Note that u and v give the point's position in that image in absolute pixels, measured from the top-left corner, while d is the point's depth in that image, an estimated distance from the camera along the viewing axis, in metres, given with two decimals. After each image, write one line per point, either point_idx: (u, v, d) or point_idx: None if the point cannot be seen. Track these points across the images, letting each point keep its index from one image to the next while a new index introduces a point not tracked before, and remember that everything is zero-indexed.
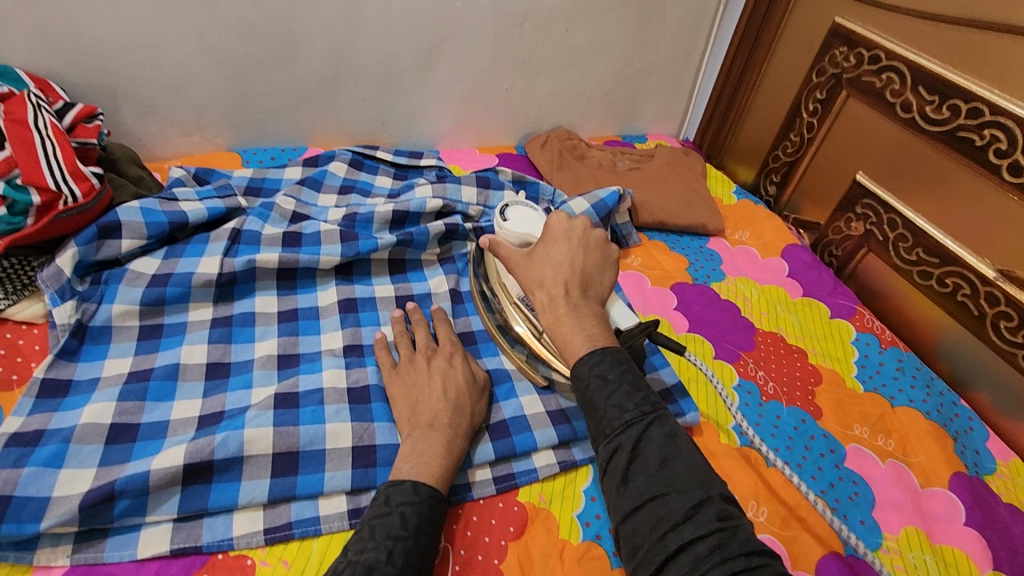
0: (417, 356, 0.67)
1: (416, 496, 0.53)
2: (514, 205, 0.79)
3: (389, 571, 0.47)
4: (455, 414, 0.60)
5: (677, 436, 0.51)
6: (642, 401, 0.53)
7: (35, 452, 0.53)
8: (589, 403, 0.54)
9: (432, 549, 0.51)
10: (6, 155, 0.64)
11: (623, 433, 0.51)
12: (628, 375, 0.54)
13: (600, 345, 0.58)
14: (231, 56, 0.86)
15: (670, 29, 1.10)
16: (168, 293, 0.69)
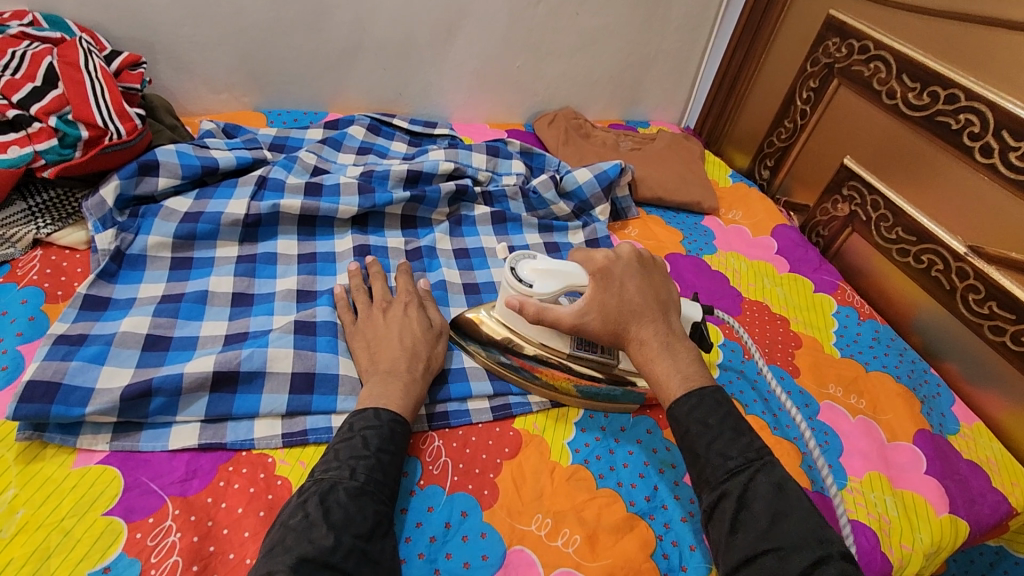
0: (374, 309, 0.69)
1: (377, 419, 0.56)
2: (516, 261, 0.67)
3: (351, 485, 0.50)
4: (410, 358, 0.63)
5: (786, 487, 0.50)
6: (745, 448, 0.52)
7: (81, 350, 0.59)
8: (690, 449, 0.53)
9: (395, 466, 0.54)
10: (59, 93, 0.71)
11: (729, 482, 0.50)
12: (730, 421, 0.53)
13: (696, 386, 0.56)
14: (262, 20, 0.92)
15: (676, 19, 1.16)
16: (199, 228, 0.75)
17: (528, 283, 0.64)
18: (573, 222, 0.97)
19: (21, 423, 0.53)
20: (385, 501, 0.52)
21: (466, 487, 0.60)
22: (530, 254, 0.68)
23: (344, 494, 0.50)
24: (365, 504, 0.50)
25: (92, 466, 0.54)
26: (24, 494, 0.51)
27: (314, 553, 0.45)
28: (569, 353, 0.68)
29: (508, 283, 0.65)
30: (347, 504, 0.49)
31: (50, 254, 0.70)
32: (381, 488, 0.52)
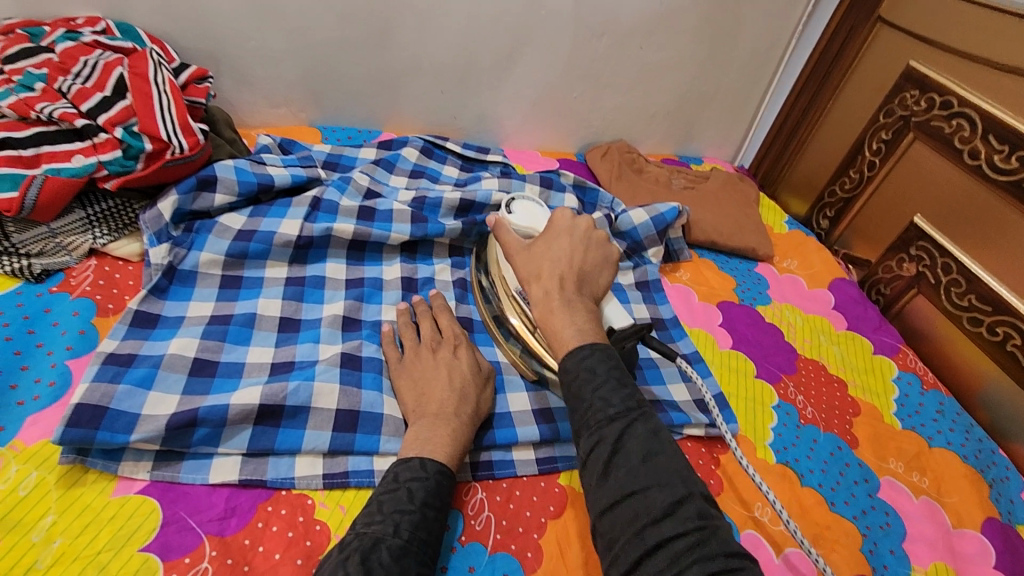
0: (422, 349, 0.67)
1: (424, 471, 0.53)
2: (517, 197, 0.79)
3: (395, 543, 0.48)
4: (460, 403, 0.60)
5: (660, 433, 0.50)
6: (626, 397, 0.52)
7: (129, 372, 0.58)
8: (576, 396, 0.53)
9: (437, 523, 0.52)
10: (126, 104, 0.70)
11: (608, 427, 0.50)
12: (616, 372, 0.54)
13: (590, 341, 0.57)
14: (327, 38, 0.92)
15: (741, 58, 1.13)
16: (252, 248, 0.74)
17: (508, 210, 0.75)
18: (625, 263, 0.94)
19: (66, 446, 0.52)
20: (427, 563, 0.49)
21: (508, 547, 0.57)
22: (534, 201, 0.79)
23: (388, 554, 0.47)
24: (408, 565, 0.47)
25: (131, 496, 0.52)
26: (62, 522, 0.49)
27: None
28: (513, 294, 0.72)
29: (501, 205, 0.77)
30: (390, 565, 0.46)
31: (104, 264, 0.70)
32: (423, 548, 0.49)
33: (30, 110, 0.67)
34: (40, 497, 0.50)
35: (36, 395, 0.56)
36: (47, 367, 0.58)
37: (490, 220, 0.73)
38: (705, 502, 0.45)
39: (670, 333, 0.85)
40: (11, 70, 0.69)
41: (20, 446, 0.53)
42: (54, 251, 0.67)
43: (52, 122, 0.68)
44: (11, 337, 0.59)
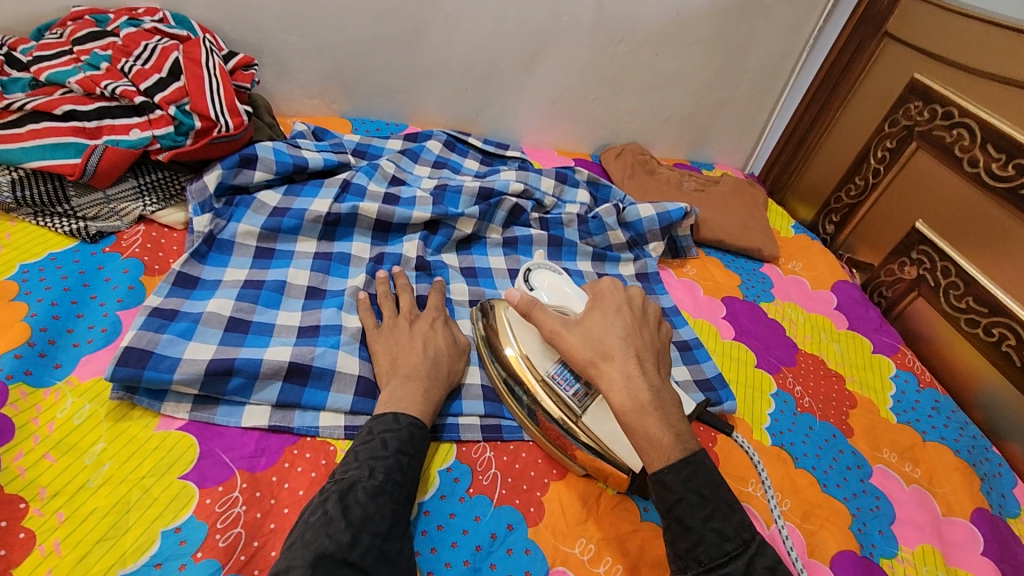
0: (400, 319, 0.70)
1: (397, 423, 0.57)
2: (538, 267, 0.72)
3: (370, 484, 0.51)
4: (430, 369, 0.64)
5: (779, 571, 0.46)
6: (740, 526, 0.48)
7: (172, 325, 0.64)
8: (680, 522, 0.48)
9: (412, 468, 0.55)
10: (180, 85, 0.77)
11: (726, 565, 0.46)
12: (724, 493, 0.49)
13: (690, 449, 0.50)
14: (362, 35, 0.98)
15: (753, 68, 1.18)
16: (285, 223, 0.79)
17: (531, 287, 0.69)
18: (625, 253, 0.98)
19: (116, 384, 0.57)
20: (403, 502, 0.53)
21: (513, 501, 0.61)
22: (554, 269, 0.72)
23: (364, 494, 0.50)
24: (383, 504, 0.50)
25: (173, 431, 0.58)
26: (110, 449, 0.55)
27: (333, 549, 0.45)
28: (546, 377, 0.64)
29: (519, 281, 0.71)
30: (366, 503, 0.49)
31: (151, 229, 0.76)
32: (399, 489, 0.53)
33: (96, 87, 0.74)
34: (92, 426, 0.55)
35: (91, 339, 0.62)
36: (100, 316, 0.64)
37: (513, 296, 0.64)
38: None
39: (672, 321, 0.89)
40: (80, 51, 0.77)
41: (76, 381, 0.58)
42: (107, 216, 0.74)
43: (114, 99, 0.75)
44: (69, 288, 0.65)
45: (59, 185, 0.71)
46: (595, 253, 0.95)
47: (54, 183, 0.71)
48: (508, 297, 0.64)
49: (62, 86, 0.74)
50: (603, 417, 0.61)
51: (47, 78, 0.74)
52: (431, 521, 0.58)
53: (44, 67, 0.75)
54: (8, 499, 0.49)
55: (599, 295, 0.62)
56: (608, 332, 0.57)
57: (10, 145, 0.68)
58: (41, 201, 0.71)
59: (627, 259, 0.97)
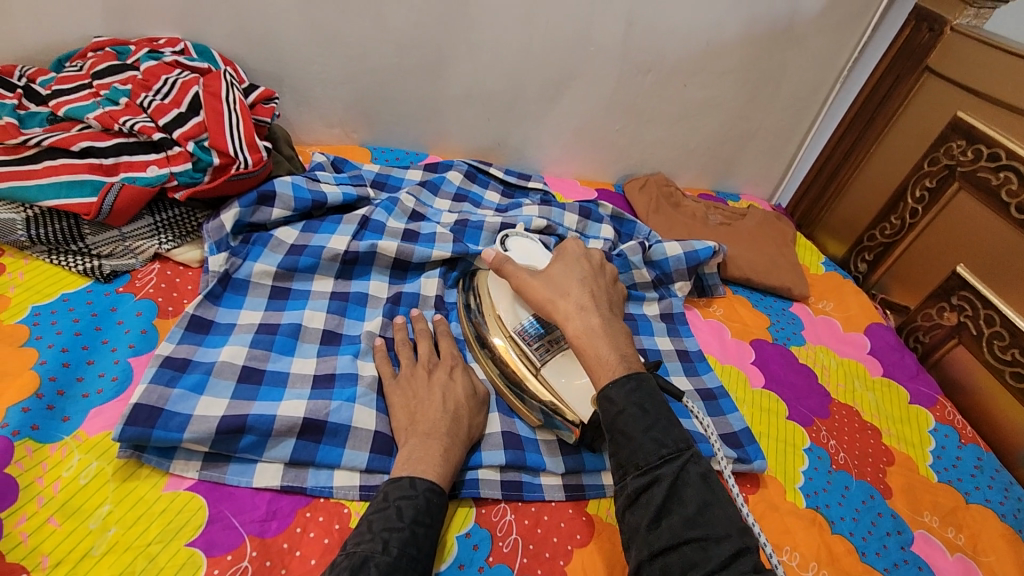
0: (418, 368, 0.67)
1: (413, 489, 0.54)
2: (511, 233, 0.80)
3: (384, 560, 0.48)
4: (451, 426, 0.61)
5: (710, 478, 0.50)
6: (678, 438, 0.51)
7: (183, 377, 0.61)
8: (621, 431, 0.52)
9: (429, 540, 0.52)
10: (199, 120, 0.75)
11: (661, 469, 0.49)
12: (664, 408, 0.53)
13: (635, 371, 0.55)
14: (385, 65, 0.96)
15: (783, 99, 1.14)
16: (302, 262, 0.77)
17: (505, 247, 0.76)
18: (651, 292, 0.95)
19: (125, 442, 0.54)
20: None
21: (535, 571, 0.58)
22: (528, 236, 0.80)
23: (376, 571, 0.47)
24: None
25: (181, 492, 0.55)
26: (116, 512, 0.52)
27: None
28: (513, 333, 0.70)
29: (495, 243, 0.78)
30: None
31: (166, 268, 0.74)
32: (414, 564, 0.50)
33: (114, 122, 0.73)
34: (98, 486, 0.53)
35: (101, 388, 0.60)
36: (111, 362, 0.62)
37: (489, 256, 0.70)
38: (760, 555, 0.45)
39: (696, 367, 0.86)
40: (99, 86, 0.75)
41: (84, 436, 0.56)
42: (122, 254, 0.72)
43: (132, 134, 0.74)
44: (80, 332, 0.64)
45: (74, 222, 0.69)
46: None
47: (69, 221, 0.69)
48: (484, 256, 0.71)
49: (81, 121, 0.73)
50: (562, 369, 0.66)
51: (65, 113, 0.73)
52: None
53: (63, 102, 0.74)
54: (8, 570, 0.47)
55: (563, 252, 0.68)
56: (568, 278, 0.63)
57: (26, 182, 0.67)
58: (56, 239, 0.69)
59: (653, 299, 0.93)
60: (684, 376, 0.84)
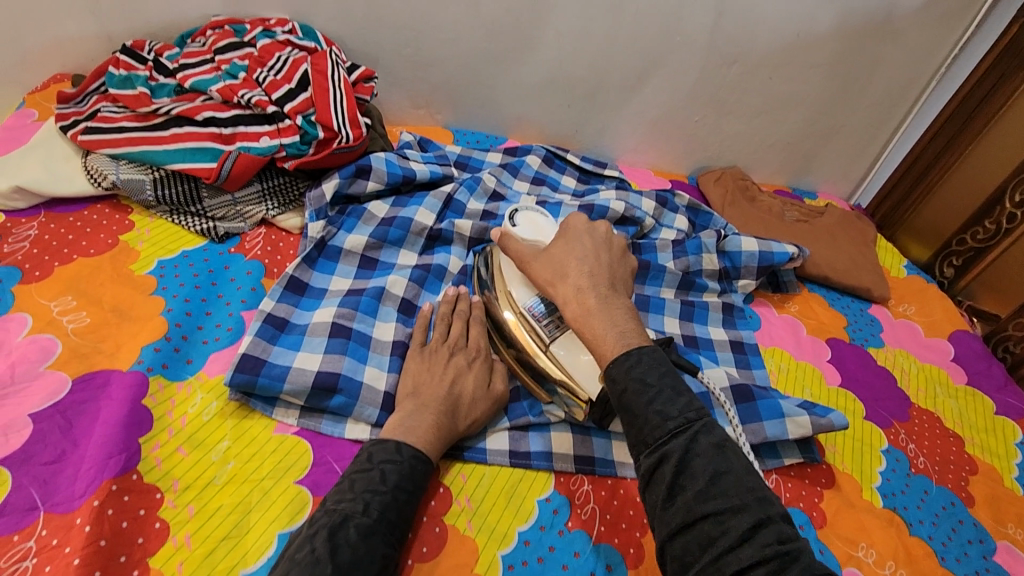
0: (441, 346, 0.67)
1: (399, 454, 0.55)
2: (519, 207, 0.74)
3: (363, 522, 0.49)
4: (447, 406, 0.61)
5: (726, 446, 0.45)
6: (686, 407, 0.47)
7: (283, 337, 0.66)
8: (627, 409, 0.48)
9: (408, 507, 0.53)
10: (308, 96, 0.80)
11: (669, 443, 0.45)
12: (669, 378, 0.49)
13: (634, 343, 0.53)
14: (474, 49, 0.99)
15: (872, 95, 1.11)
16: (391, 233, 0.80)
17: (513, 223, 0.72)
18: (714, 284, 0.93)
19: (233, 388, 0.59)
20: (393, 544, 0.51)
21: (612, 540, 0.60)
22: (538, 212, 0.75)
23: (355, 532, 0.49)
24: (374, 545, 0.49)
25: (289, 436, 0.60)
26: (234, 447, 0.57)
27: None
28: (524, 311, 0.68)
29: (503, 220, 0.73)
30: (356, 544, 0.48)
31: (271, 233, 0.79)
32: (393, 529, 0.51)
33: (234, 95, 0.78)
34: (217, 424, 0.58)
35: (217, 337, 0.65)
36: (227, 315, 0.68)
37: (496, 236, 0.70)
38: (786, 524, 0.41)
39: (750, 361, 0.84)
40: (221, 60, 0.81)
41: (205, 377, 0.62)
42: (233, 218, 0.78)
43: (248, 107, 0.79)
44: (200, 286, 0.70)
45: (193, 186, 0.76)
46: (684, 278, 0.91)
47: (189, 184, 0.76)
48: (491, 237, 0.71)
49: (204, 93, 0.79)
50: (570, 346, 0.65)
51: (191, 85, 0.79)
52: (530, 551, 0.57)
53: (189, 75, 0.80)
54: (145, 488, 0.52)
55: (566, 229, 0.66)
56: (567, 256, 0.62)
57: (156, 147, 0.74)
58: (177, 200, 0.76)
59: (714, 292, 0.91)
60: (732, 366, 0.83)
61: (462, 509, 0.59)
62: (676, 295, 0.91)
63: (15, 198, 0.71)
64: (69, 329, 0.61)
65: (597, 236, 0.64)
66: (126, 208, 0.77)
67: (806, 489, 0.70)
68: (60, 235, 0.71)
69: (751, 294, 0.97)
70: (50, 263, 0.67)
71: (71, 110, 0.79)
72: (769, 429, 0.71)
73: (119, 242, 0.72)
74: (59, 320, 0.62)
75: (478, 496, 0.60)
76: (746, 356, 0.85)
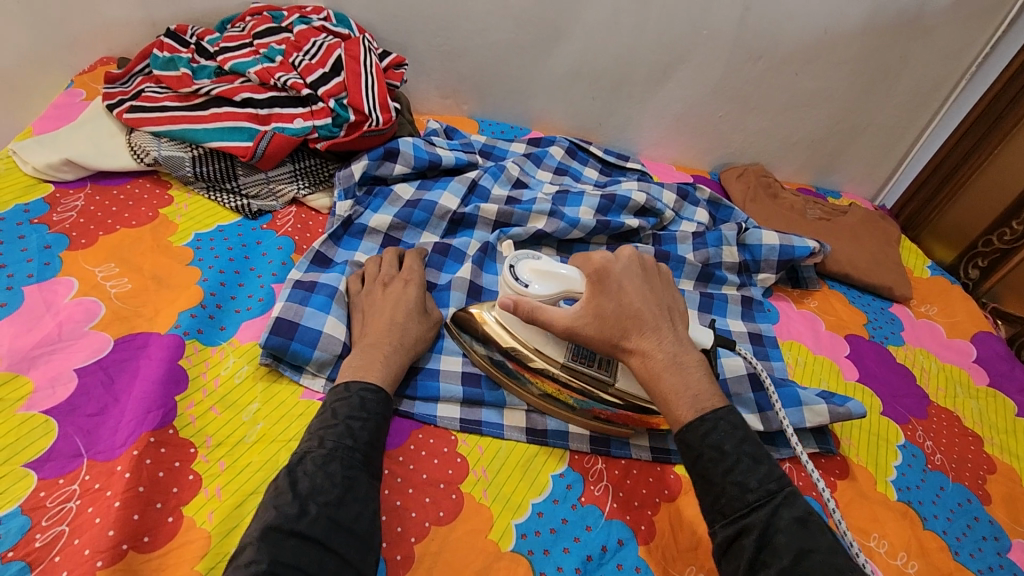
0: (375, 281, 0.71)
1: (348, 391, 0.57)
2: (516, 257, 0.63)
3: (319, 453, 0.51)
4: (395, 334, 0.63)
5: (808, 520, 0.47)
6: (765, 478, 0.49)
7: (313, 297, 0.68)
8: (704, 477, 0.51)
9: (367, 432, 0.54)
10: (340, 80, 0.83)
11: (749, 517, 0.48)
12: (747, 448, 0.51)
13: (709, 409, 0.53)
14: (502, 41, 1.01)
15: (900, 95, 1.10)
16: (415, 215, 0.83)
17: (524, 283, 0.61)
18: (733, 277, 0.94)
19: (266, 351, 0.62)
20: (358, 465, 0.51)
21: (623, 517, 0.61)
22: (532, 252, 0.64)
23: (311, 463, 0.50)
24: (334, 472, 0.50)
25: (315, 401, 0.62)
26: (263, 410, 0.60)
27: (279, 521, 0.45)
28: (565, 364, 0.63)
29: (504, 282, 0.62)
30: (314, 473, 0.49)
31: (301, 212, 0.82)
32: (351, 456, 0.51)
33: (270, 78, 0.81)
34: (248, 386, 0.61)
35: (249, 307, 0.68)
36: (258, 286, 0.71)
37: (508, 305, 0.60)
38: None
39: (768, 353, 0.85)
40: (259, 44, 0.84)
41: (237, 342, 0.64)
42: (266, 196, 0.81)
43: (284, 90, 0.82)
44: (233, 259, 0.73)
45: (230, 164, 0.79)
46: (703, 269, 0.91)
47: (227, 162, 0.79)
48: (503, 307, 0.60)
49: (242, 76, 0.83)
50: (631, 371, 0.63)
51: (230, 68, 0.82)
52: (543, 522, 0.59)
53: (228, 58, 0.83)
54: (180, 443, 0.55)
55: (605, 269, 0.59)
56: (634, 306, 0.58)
57: (196, 125, 0.77)
58: (214, 177, 0.79)
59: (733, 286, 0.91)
60: (751, 357, 0.84)
61: (478, 479, 0.61)
62: (696, 287, 0.91)
63: (64, 170, 0.75)
64: (111, 293, 0.65)
65: (634, 265, 0.61)
66: (166, 184, 0.80)
67: (819, 479, 0.71)
68: (104, 207, 0.74)
69: (770, 288, 0.97)
70: (95, 232, 0.71)
71: (117, 89, 0.83)
72: (787, 416, 0.71)
73: (159, 215, 0.75)
74: (103, 284, 0.65)
75: (494, 467, 0.62)
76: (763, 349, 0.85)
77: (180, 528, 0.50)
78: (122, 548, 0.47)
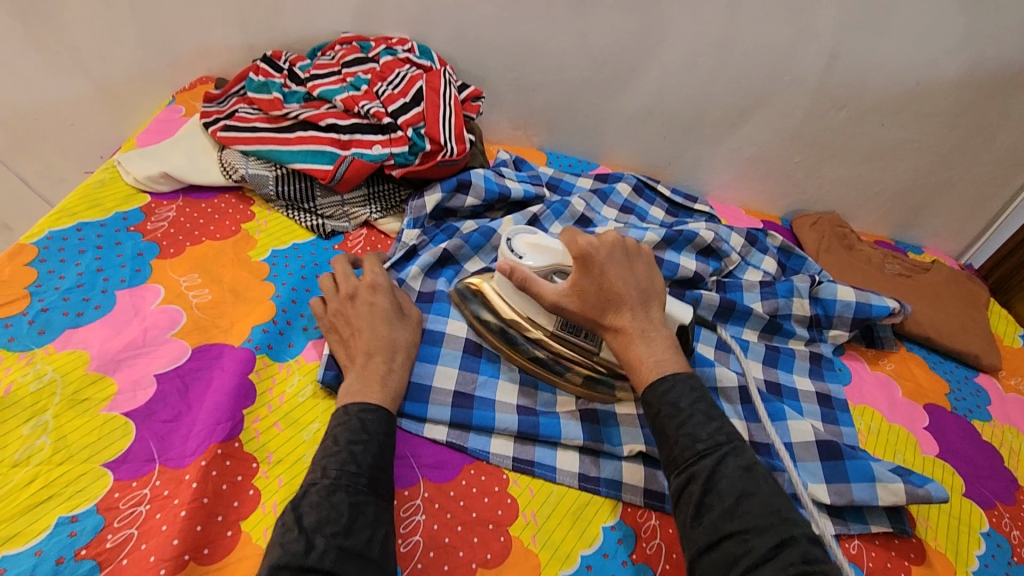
0: (340, 299, 0.66)
1: (345, 415, 0.56)
2: (513, 233, 0.68)
3: (322, 484, 0.50)
4: (384, 349, 0.62)
5: (753, 469, 0.50)
6: (715, 431, 0.52)
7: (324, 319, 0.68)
8: (661, 430, 0.54)
9: (368, 455, 0.53)
10: (420, 110, 0.85)
11: (697, 464, 0.51)
12: (701, 405, 0.54)
13: (670, 372, 0.57)
14: (577, 77, 1.02)
15: (997, 150, 1.04)
16: (471, 239, 0.82)
17: (519, 255, 0.65)
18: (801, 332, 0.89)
19: (327, 376, 0.63)
20: (364, 491, 0.50)
21: None
22: (527, 229, 0.70)
23: (315, 495, 0.49)
24: (338, 501, 0.49)
25: None
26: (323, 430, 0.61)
27: (286, 558, 0.44)
28: (553, 331, 0.68)
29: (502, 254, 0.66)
30: (319, 505, 0.48)
31: (372, 234, 0.85)
32: (355, 480, 0.50)
33: (355, 105, 0.85)
34: (311, 405, 0.62)
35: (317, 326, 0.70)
36: None
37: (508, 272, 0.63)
38: (809, 543, 0.46)
39: (838, 418, 0.80)
40: (346, 73, 0.89)
41: (303, 361, 0.66)
42: (340, 217, 0.84)
43: (366, 117, 0.85)
44: (305, 277, 0.75)
45: (309, 185, 0.83)
46: (770, 322, 0.88)
47: (306, 183, 0.83)
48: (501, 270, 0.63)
49: (328, 102, 0.87)
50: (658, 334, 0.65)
51: (318, 94, 0.86)
52: None
53: (318, 85, 0.87)
54: (244, 457, 0.56)
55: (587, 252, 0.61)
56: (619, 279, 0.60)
57: (282, 147, 0.81)
58: (294, 197, 0.82)
59: (801, 340, 0.88)
60: (818, 420, 0.79)
61: (527, 523, 0.59)
62: (761, 338, 0.88)
63: (161, 182, 0.80)
64: (193, 303, 0.68)
65: (615, 249, 0.62)
66: (249, 200, 0.84)
67: (892, 561, 0.65)
68: (193, 219, 0.79)
69: (841, 346, 0.92)
70: (183, 242, 0.75)
71: (214, 109, 0.88)
72: (857, 491, 0.67)
73: (241, 229, 0.79)
74: (186, 294, 0.69)
75: (544, 512, 0.61)
76: (831, 411, 0.80)
77: (237, 543, 0.51)
78: (184, 558, 0.48)
